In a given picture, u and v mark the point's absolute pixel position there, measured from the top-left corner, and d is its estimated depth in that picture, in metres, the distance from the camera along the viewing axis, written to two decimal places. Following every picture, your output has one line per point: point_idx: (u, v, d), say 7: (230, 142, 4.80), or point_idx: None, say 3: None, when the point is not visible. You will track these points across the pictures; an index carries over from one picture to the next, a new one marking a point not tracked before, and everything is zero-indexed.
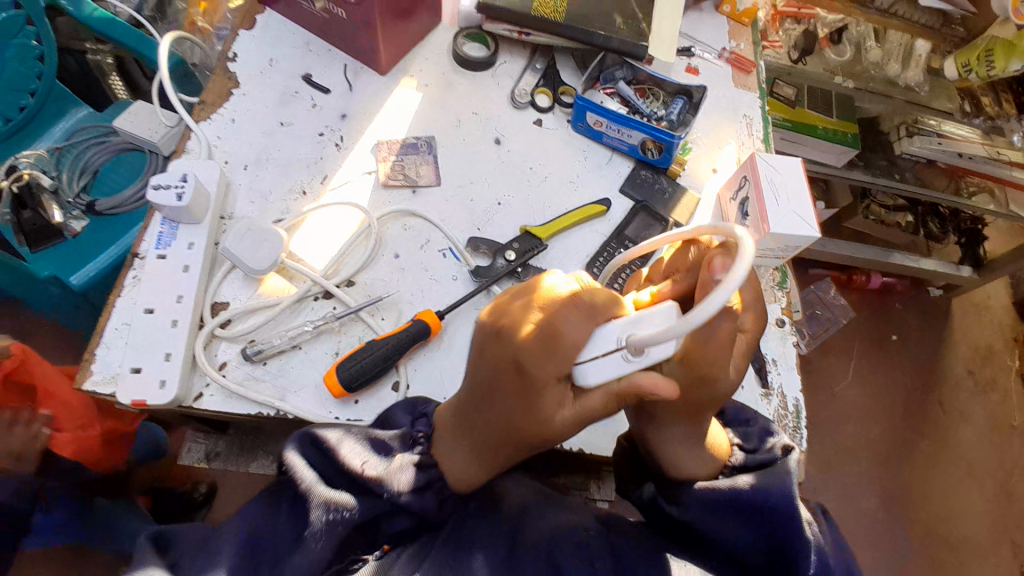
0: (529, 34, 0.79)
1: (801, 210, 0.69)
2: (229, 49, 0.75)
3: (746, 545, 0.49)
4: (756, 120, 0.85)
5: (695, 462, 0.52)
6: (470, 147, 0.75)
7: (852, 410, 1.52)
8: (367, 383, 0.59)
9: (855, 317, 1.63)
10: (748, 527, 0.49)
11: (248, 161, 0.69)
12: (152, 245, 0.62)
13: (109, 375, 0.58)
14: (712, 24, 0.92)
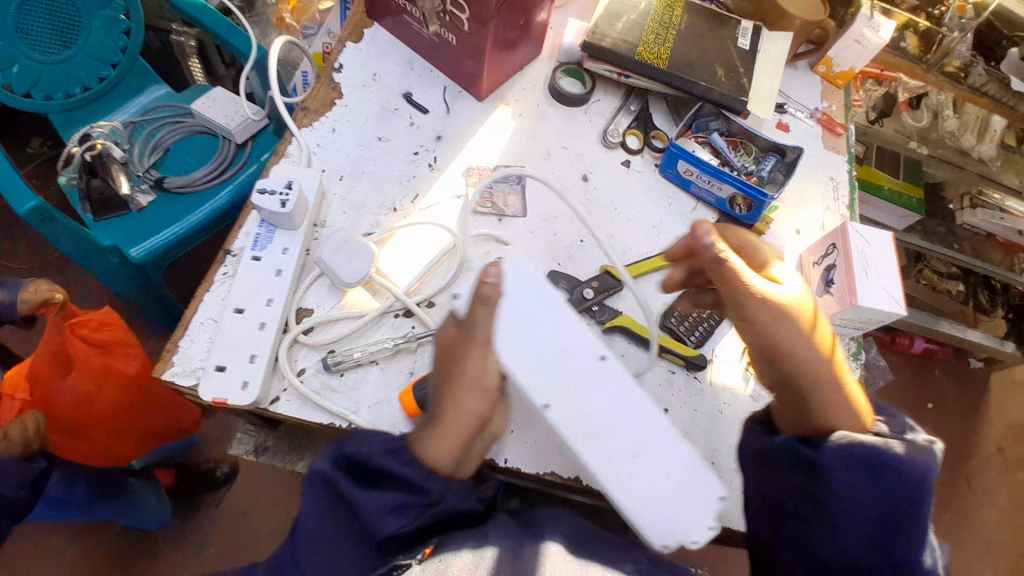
0: (628, 76, 0.79)
1: (890, 286, 0.68)
2: (336, 59, 0.78)
3: (863, 509, 0.48)
4: (843, 183, 0.84)
5: (843, 415, 0.54)
6: (558, 181, 0.76)
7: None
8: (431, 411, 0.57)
9: (894, 380, 1.59)
10: (878, 489, 0.48)
11: (344, 171, 0.71)
12: (249, 245, 0.64)
13: (190, 368, 0.58)
14: (805, 82, 0.92)
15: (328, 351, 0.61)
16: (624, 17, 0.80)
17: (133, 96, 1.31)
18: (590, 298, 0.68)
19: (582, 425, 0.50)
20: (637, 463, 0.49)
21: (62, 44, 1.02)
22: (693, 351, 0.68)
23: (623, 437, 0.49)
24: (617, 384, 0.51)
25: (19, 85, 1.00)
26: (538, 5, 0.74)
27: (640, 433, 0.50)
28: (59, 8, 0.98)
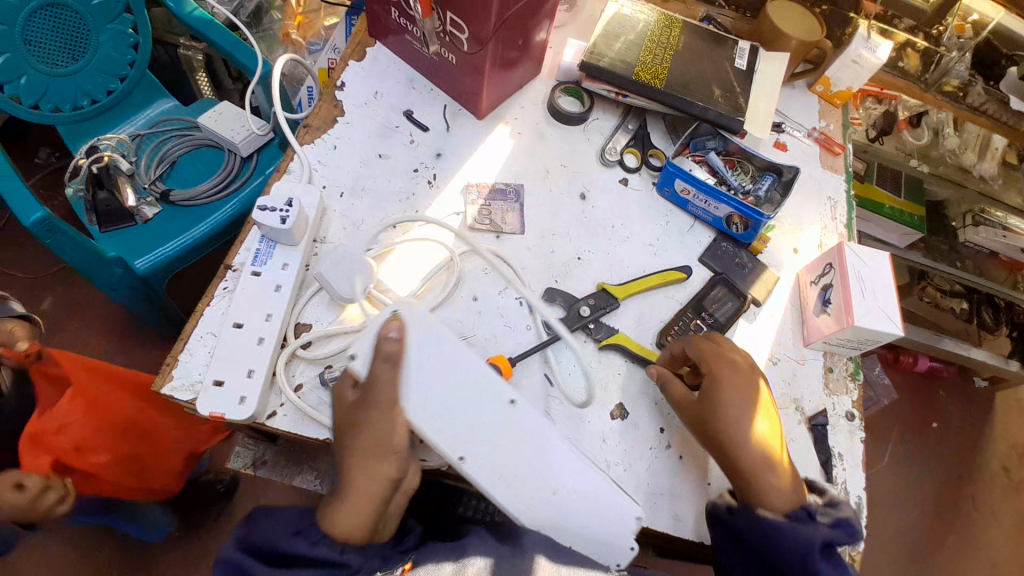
0: (626, 96, 0.80)
1: (887, 307, 0.68)
2: (338, 77, 0.79)
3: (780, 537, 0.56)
4: (840, 203, 0.84)
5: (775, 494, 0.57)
6: (556, 198, 0.76)
7: (881, 497, 1.46)
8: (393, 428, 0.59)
9: (897, 399, 1.58)
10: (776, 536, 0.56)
11: (344, 187, 0.72)
12: (249, 261, 0.64)
13: (188, 382, 0.58)
14: (802, 102, 0.93)
15: (325, 366, 0.62)
16: (622, 38, 0.81)
17: (141, 111, 1.33)
18: (586, 314, 0.69)
19: (501, 470, 0.55)
20: (556, 497, 0.55)
21: (72, 57, 1.04)
22: None
23: (544, 477, 0.56)
24: (527, 430, 0.56)
25: (28, 96, 1.02)
26: (536, 26, 0.75)
27: (564, 471, 0.56)
28: (70, 22, 1.01)
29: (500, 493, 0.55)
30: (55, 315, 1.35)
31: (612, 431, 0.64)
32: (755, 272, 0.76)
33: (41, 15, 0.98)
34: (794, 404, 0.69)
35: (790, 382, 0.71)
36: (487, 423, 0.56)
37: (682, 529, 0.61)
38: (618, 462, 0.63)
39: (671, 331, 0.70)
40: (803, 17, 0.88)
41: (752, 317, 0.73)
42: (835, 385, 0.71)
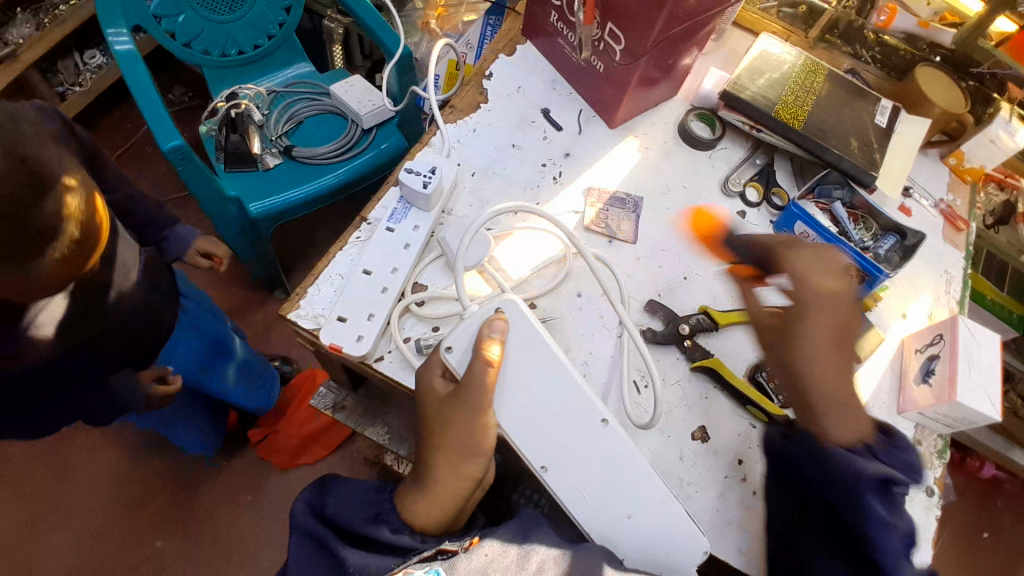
0: (760, 131, 0.81)
1: (992, 391, 0.66)
2: (488, 67, 0.84)
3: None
4: (956, 279, 0.82)
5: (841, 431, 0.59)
6: (673, 216, 0.78)
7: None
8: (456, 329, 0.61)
9: (956, 501, 1.50)
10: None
11: (477, 168, 0.76)
12: (385, 217, 0.69)
13: (312, 312, 0.64)
14: (932, 172, 0.91)
15: (434, 326, 0.65)
16: (766, 75, 0.82)
17: (281, 69, 1.43)
18: (684, 332, 0.70)
19: (583, 487, 0.57)
20: (630, 520, 0.56)
21: (228, 7, 1.16)
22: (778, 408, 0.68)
23: (616, 501, 0.57)
24: (613, 451, 0.58)
25: (181, 33, 1.15)
26: (685, 50, 0.78)
27: (636, 499, 0.56)
28: None
29: (577, 508, 0.57)
30: None
31: (692, 449, 0.65)
32: (860, 328, 0.74)
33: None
34: None
35: None
36: (573, 437, 0.58)
37: (747, 563, 0.61)
38: (692, 483, 0.63)
39: (766, 367, 0.70)
40: (950, 88, 0.87)
41: None
42: (921, 457, 0.69)
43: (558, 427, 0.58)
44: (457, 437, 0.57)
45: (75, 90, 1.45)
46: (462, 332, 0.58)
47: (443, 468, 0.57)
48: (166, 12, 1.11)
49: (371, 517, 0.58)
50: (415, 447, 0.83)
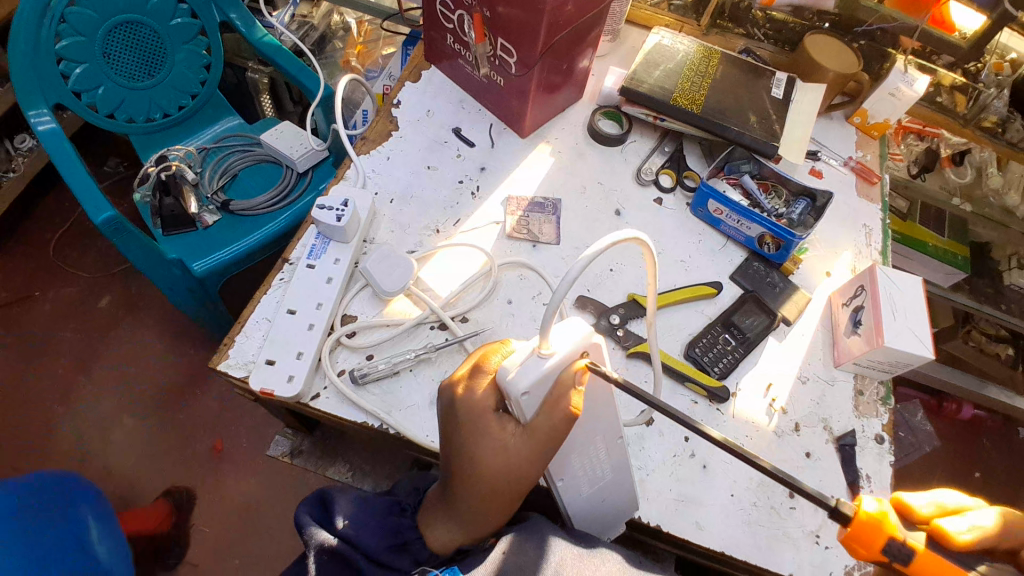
0: (663, 119, 0.84)
1: (918, 329, 0.68)
2: (395, 96, 0.86)
3: None
4: (876, 231, 0.85)
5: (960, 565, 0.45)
6: (593, 213, 0.80)
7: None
8: (519, 401, 0.47)
9: (939, 445, 1.54)
10: None
11: (395, 195, 0.77)
12: (305, 255, 0.70)
13: (243, 361, 0.63)
14: (840, 132, 0.95)
15: (367, 355, 0.65)
16: (661, 66, 0.86)
17: (208, 126, 1.44)
18: (616, 323, 0.71)
19: (583, 491, 0.58)
20: (604, 502, 0.60)
21: (147, 73, 1.16)
22: (716, 382, 0.69)
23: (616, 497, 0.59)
24: (617, 465, 0.58)
25: (104, 105, 1.13)
26: (580, 53, 0.80)
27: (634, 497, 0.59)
28: (148, 42, 1.13)
29: (566, 497, 0.58)
30: (113, 312, 1.44)
31: (637, 434, 0.66)
32: (786, 292, 0.77)
33: (120, 32, 1.09)
34: (822, 423, 0.70)
35: (819, 401, 0.71)
36: (594, 447, 0.57)
37: (704, 538, 0.62)
38: (642, 467, 0.65)
39: (699, 343, 0.71)
40: (842, 51, 0.90)
41: (782, 336, 0.74)
42: (863, 406, 0.71)
43: (582, 440, 0.55)
44: (497, 468, 0.51)
45: (6, 177, 1.43)
46: (535, 381, 0.45)
47: (486, 500, 0.52)
48: (85, 86, 1.09)
49: (393, 546, 0.55)
50: (378, 480, 0.83)
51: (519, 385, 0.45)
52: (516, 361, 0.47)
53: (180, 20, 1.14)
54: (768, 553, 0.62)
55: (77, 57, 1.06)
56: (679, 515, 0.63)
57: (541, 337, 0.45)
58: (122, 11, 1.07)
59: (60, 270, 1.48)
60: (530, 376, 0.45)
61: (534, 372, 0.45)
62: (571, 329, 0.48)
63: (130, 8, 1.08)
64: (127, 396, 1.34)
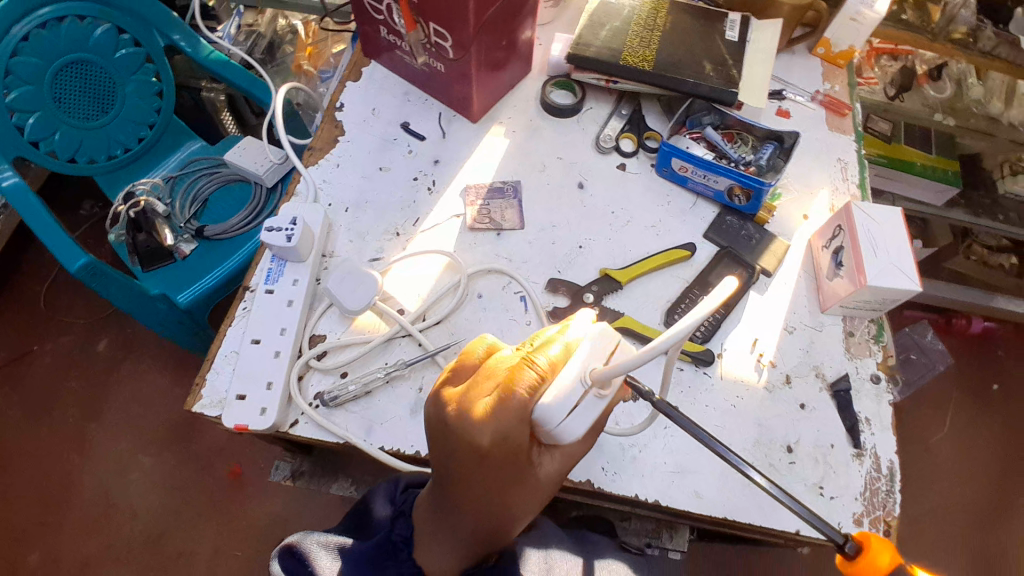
0: (616, 82, 0.80)
1: (901, 262, 0.66)
2: (337, 99, 0.83)
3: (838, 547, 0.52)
4: (852, 163, 0.82)
5: None
6: (555, 191, 0.77)
7: (945, 471, 1.37)
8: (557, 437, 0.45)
9: (954, 363, 1.51)
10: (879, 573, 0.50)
11: (349, 203, 0.75)
12: (262, 280, 0.68)
13: (216, 399, 0.62)
14: (804, 66, 0.91)
15: (340, 373, 0.64)
16: (607, 25, 0.82)
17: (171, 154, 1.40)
18: (591, 302, 0.69)
19: None
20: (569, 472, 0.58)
21: (100, 110, 1.10)
22: (699, 346, 0.67)
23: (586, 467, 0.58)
24: None
25: (64, 150, 1.08)
26: (520, 25, 0.77)
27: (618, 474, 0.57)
28: (99, 79, 1.07)
29: None
30: (110, 356, 1.44)
31: (627, 411, 0.65)
32: (763, 243, 0.74)
33: (68, 74, 1.04)
34: (814, 371, 0.68)
35: (808, 350, 0.69)
36: None
37: (703, 506, 0.61)
38: (634, 445, 0.63)
39: (677, 308, 0.70)
40: None
41: (763, 288, 0.72)
42: (855, 348, 0.70)
43: None
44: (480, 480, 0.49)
45: None
46: (593, 419, 0.44)
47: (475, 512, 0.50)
48: (41, 134, 1.04)
49: None
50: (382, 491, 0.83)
51: (577, 426, 0.44)
52: (569, 404, 0.43)
53: (124, 50, 1.07)
54: (772, 510, 0.61)
55: (27, 107, 1.01)
56: (681, 491, 0.61)
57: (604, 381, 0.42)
58: (67, 52, 1.02)
59: (52, 319, 1.47)
60: (588, 416, 0.44)
61: (592, 411, 0.44)
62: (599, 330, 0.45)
63: (74, 47, 1.02)
64: (139, 436, 1.34)
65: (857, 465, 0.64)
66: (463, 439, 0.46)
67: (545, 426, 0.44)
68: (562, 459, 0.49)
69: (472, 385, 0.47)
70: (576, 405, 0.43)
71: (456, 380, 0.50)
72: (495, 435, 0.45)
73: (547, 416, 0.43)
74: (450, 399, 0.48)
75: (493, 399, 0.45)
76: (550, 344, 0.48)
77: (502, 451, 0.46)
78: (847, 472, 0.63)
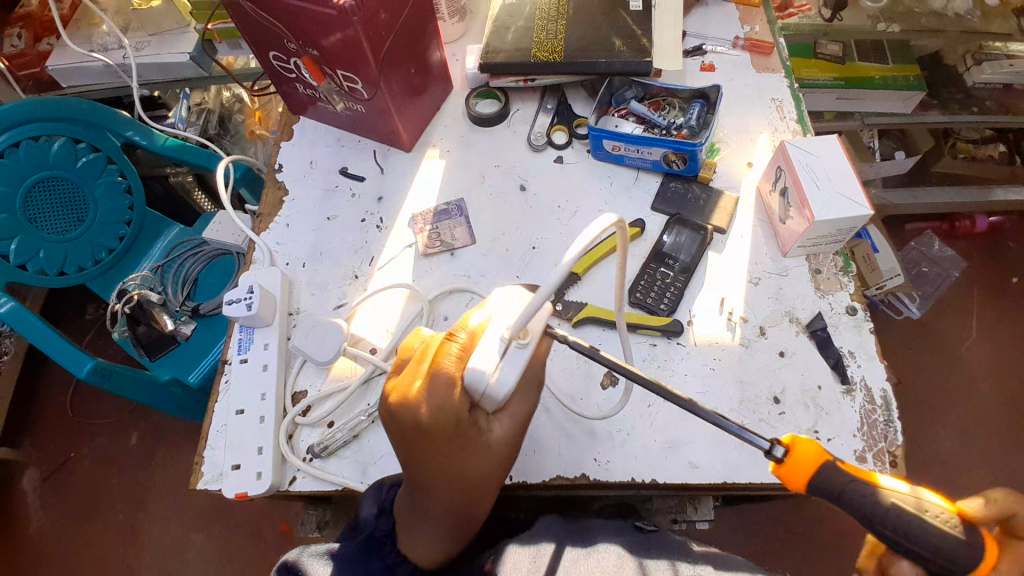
0: (534, 79, 0.82)
1: (848, 191, 0.65)
2: (275, 161, 0.85)
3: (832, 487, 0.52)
4: (786, 101, 0.81)
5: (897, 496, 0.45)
6: (499, 199, 0.78)
7: (985, 376, 1.32)
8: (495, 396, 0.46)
9: (967, 265, 1.45)
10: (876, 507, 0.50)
11: (305, 258, 0.77)
12: (236, 351, 0.70)
13: (216, 473, 0.65)
14: (721, 15, 0.90)
15: (327, 423, 0.66)
16: (513, 27, 0.83)
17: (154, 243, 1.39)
18: (553, 299, 0.70)
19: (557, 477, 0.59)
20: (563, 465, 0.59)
21: (77, 219, 1.08)
22: (667, 318, 0.68)
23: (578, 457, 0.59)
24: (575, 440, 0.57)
25: (51, 266, 1.06)
26: (427, 47, 0.78)
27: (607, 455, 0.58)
28: (65, 190, 1.05)
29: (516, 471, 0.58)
30: (140, 449, 1.47)
31: (608, 398, 0.65)
32: (711, 201, 0.74)
33: (37, 193, 1.03)
34: (787, 316, 0.68)
35: (778, 296, 0.69)
36: None
37: (702, 475, 0.61)
38: (621, 430, 0.64)
39: (638, 286, 0.70)
40: None
41: (720, 247, 0.72)
42: (824, 285, 0.69)
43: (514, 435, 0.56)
44: (466, 501, 0.49)
45: None
46: (521, 371, 0.45)
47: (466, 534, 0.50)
48: (24, 256, 1.02)
49: None
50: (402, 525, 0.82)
51: (507, 381, 0.45)
52: (493, 360, 0.45)
53: (84, 160, 1.06)
54: (770, 464, 0.61)
55: (6, 234, 1.00)
56: (676, 465, 0.62)
57: (516, 329, 0.43)
58: (31, 172, 1.01)
59: (80, 424, 1.51)
60: (514, 369, 0.45)
61: (518, 363, 0.45)
62: (508, 294, 0.48)
63: (38, 166, 1.01)
64: (185, 518, 1.38)
65: (849, 401, 0.63)
66: (405, 421, 0.47)
67: (477, 389, 0.46)
68: (509, 421, 0.49)
69: (406, 373, 0.50)
70: (500, 362, 0.45)
71: (396, 374, 0.52)
72: (432, 409, 0.46)
73: (474, 377, 0.45)
74: (389, 391, 0.50)
75: (425, 379, 0.48)
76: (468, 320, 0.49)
77: (442, 425, 0.46)
78: (838, 410, 0.63)
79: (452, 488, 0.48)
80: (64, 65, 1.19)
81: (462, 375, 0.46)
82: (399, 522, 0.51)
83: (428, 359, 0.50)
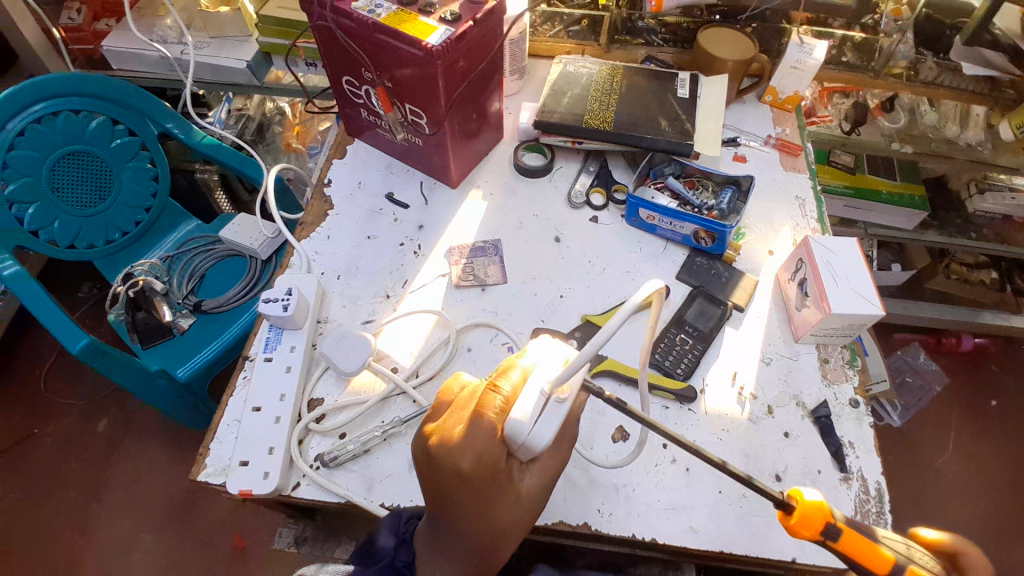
0: (582, 142, 0.87)
1: (862, 289, 0.70)
2: (325, 176, 0.89)
3: None
4: (809, 200, 0.88)
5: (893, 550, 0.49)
6: (533, 245, 0.82)
7: (960, 492, 1.35)
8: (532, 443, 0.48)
9: (949, 383, 1.51)
10: None
11: (340, 271, 0.79)
12: (261, 349, 0.72)
13: (220, 467, 0.64)
14: (756, 114, 0.98)
15: (339, 434, 0.67)
16: (569, 93, 0.89)
17: (168, 234, 1.37)
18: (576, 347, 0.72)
19: None
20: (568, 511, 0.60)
21: (98, 196, 1.08)
22: (682, 383, 0.71)
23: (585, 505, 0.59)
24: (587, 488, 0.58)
25: (63, 238, 1.05)
26: (488, 97, 0.84)
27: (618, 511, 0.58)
28: (95, 167, 1.05)
29: None
30: (108, 438, 1.42)
31: (617, 451, 0.67)
32: (733, 280, 0.79)
33: (65, 165, 1.02)
34: (794, 399, 0.71)
35: (787, 378, 0.72)
36: None
37: (699, 540, 0.62)
38: (626, 484, 0.65)
39: (658, 348, 0.73)
40: (737, 40, 0.94)
41: (737, 323, 0.76)
42: (831, 376, 0.73)
43: None
44: (483, 535, 0.50)
45: None
46: (560, 424, 0.47)
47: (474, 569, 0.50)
48: (41, 223, 1.01)
49: None
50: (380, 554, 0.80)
51: (546, 433, 0.47)
52: (533, 410, 0.47)
53: (119, 141, 1.06)
54: (766, 540, 0.62)
55: (28, 198, 0.99)
56: (676, 527, 0.63)
57: (559, 384, 0.46)
58: (63, 143, 1.00)
59: (51, 401, 1.46)
60: (554, 421, 0.47)
61: (558, 416, 0.47)
62: (548, 345, 0.52)
63: (73, 139, 1.01)
64: (140, 517, 1.32)
65: (846, 489, 0.66)
66: (446, 467, 0.49)
67: (517, 438, 0.48)
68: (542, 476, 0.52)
69: (448, 416, 0.52)
70: (540, 412, 0.47)
71: (432, 416, 0.55)
72: (473, 458, 0.48)
73: (514, 427, 0.47)
74: (428, 432, 0.52)
75: (466, 423, 0.50)
76: (511, 370, 0.52)
77: (482, 473, 0.49)
78: (834, 496, 0.65)
79: (469, 514, 0.49)
80: (123, 49, 1.24)
81: (504, 425, 0.49)
82: (420, 556, 0.51)
83: (470, 406, 0.52)
